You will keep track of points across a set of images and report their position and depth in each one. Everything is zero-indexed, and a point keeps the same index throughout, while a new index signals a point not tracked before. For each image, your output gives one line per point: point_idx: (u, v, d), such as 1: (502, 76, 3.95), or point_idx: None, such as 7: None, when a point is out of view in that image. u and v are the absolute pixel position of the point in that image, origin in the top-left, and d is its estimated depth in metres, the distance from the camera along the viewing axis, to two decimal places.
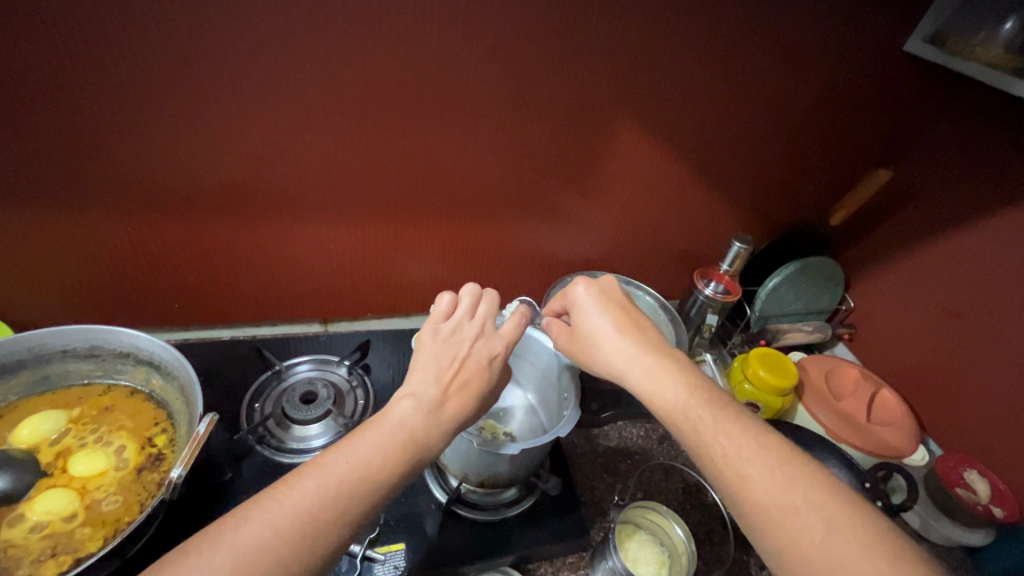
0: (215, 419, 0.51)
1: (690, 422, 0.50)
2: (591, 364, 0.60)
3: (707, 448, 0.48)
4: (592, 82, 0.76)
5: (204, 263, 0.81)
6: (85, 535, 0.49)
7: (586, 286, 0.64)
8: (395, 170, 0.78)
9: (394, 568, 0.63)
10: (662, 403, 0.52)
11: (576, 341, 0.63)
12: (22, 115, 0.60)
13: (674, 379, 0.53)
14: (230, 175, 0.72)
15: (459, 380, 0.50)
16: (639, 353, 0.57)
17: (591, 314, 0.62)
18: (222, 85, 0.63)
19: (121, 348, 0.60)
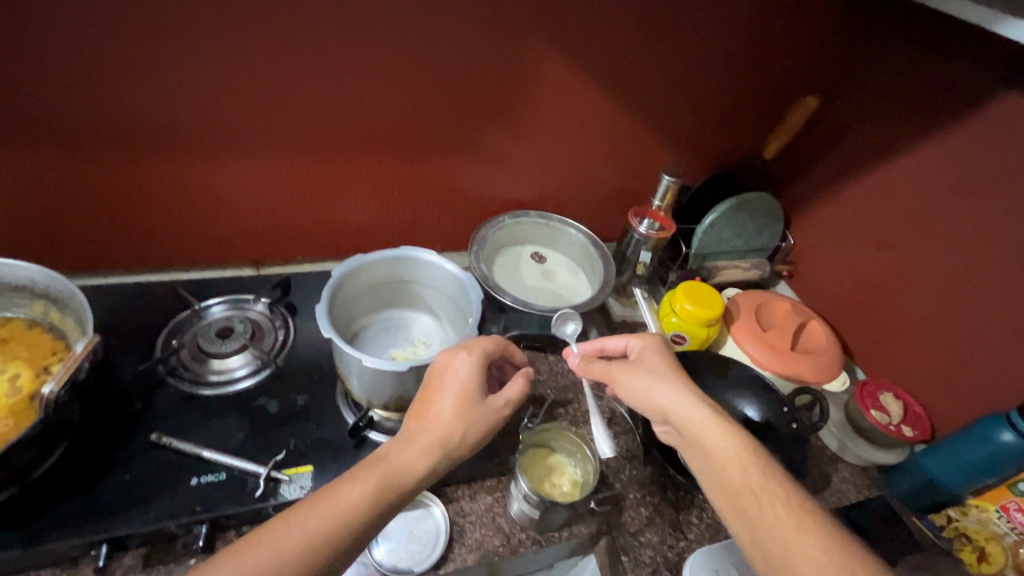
0: (95, 338, 0.53)
1: (748, 479, 0.54)
2: (646, 410, 0.63)
3: (756, 502, 0.53)
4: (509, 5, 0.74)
5: (118, 202, 0.79)
6: None
7: (647, 341, 0.69)
8: (310, 104, 0.76)
9: (299, 487, 0.62)
10: (719, 452, 0.56)
11: (624, 385, 0.65)
12: None
13: (731, 431, 0.58)
14: (133, 105, 0.70)
15: (434, 406, 0.55)
16: (699, 407, 0.60)
17: (652, 361, 0.67)
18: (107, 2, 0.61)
19: (16, 280, 0.60)
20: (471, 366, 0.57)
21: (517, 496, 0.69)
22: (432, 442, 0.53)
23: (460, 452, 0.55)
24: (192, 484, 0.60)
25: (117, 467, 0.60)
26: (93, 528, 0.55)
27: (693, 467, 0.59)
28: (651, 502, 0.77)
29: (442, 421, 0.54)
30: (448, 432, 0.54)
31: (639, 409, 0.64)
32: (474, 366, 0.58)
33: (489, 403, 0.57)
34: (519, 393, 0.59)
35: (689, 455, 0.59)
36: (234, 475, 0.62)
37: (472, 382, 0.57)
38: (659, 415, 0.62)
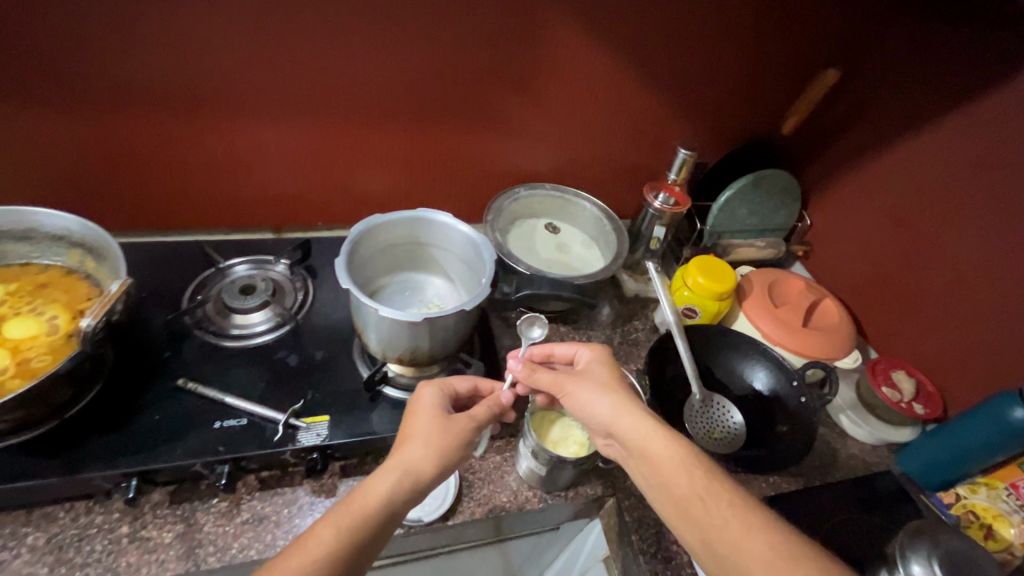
0: (127, 280, 0.56)
1: (688, 483, 0.55)
2: (588, 419, 0.63)
3: (702, 506, 0.53)
4: None
5: (147, 164, 0.82)
6: (12, 385, 0.53)
7: (589, 354, 0.70)
8: (329, 66, 0.78)
9: (316, 434, 0.64)
10: (661, 459, 0.57)
11: (566, 397, 0.65)
12: None
13: (670, 437, 0.58)
14: (160, 66, 0.72)
15: (406, 440, 0.59)
16: (636, 413, 0.60)
17: (596, 371, 0.67)
18: None
19: (51, 229, 0.62)
20: (433, 390, 0.63)
21: (526, 454, 0.71)
22: (402, 475, 0.56)
23: (425, 471, 0.57)
24: (214, 428, 0.63)
25: (145, 408, 0.63)
26: (126, 462, 0.59)
27: (640, 477, 0.58)
28: None
29: (407, 442, 0.59)
30: (412, 450, 0.58)
31: (584, 420, 0.64)
32: (437, 394, 0.64)
33: (453, 421, 0.61)
34: (484, 412, 0.63)
35: (635, 466, 0.59)
36: (253, 420, 0.64)
37: (435, 405, 0.62)
38: (604, 426, 0.62)
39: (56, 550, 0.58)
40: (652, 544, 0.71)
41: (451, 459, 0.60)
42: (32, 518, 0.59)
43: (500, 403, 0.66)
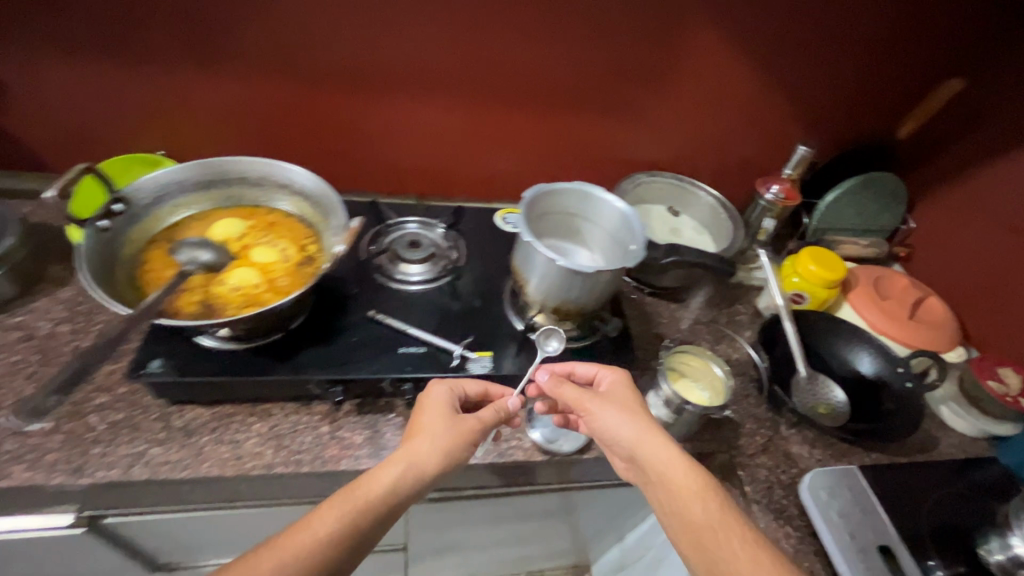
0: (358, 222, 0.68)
1: (705, 517, 0.60)
2: (609, 439, 0.67)
3: (713, 537, 0.59)
4: None
5: (326, 135, 0.95)
6: (267, 298, 0.66)
7: (612, 376, 0.72)
8: (492, 55, 0.88)
9: (483, 365, 0.75)
10: (680, 489, 0.62)
11: (588, 415, 0.68)
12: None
13: (689, 468, 0.63)
14: (362, 49, 0.85)
15: (417, 433, 0.64)
16: (659, 443, 0.65)
17: (618, 394, 0.70)
18: None
19: (280, 178, 0.75)
20: (445, 391, 0.68)
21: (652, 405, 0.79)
22: (408, 468, 0.61)
23: (429, 468, 0.62)
24: (400, 352, 0.75)
25: (345, 331, 0.76)
26: (336, 371, 0.71)
27: (656, 501, 0.64)
28: (765, 433, 0.86)
29: (415, 437, 0.63)
30: (420, 445, 0.62)
31: (603, 439, 0.68)
32: (448, 396, 0.68)
33: (460, 422, 0.66)
34: (490, 416, 0.67)
35: (652, 490, 0.64)
36: (430, 349, 0.76)
37: (445, 405, 0.67)
38: (624, 449, 0.66)
39: (276, 438, 0.71)
40: (761, 496, 0.78)
41: (454, 458, 0.64)
42: (255, 411, 0.73)
43: (507, 408, 0.69)
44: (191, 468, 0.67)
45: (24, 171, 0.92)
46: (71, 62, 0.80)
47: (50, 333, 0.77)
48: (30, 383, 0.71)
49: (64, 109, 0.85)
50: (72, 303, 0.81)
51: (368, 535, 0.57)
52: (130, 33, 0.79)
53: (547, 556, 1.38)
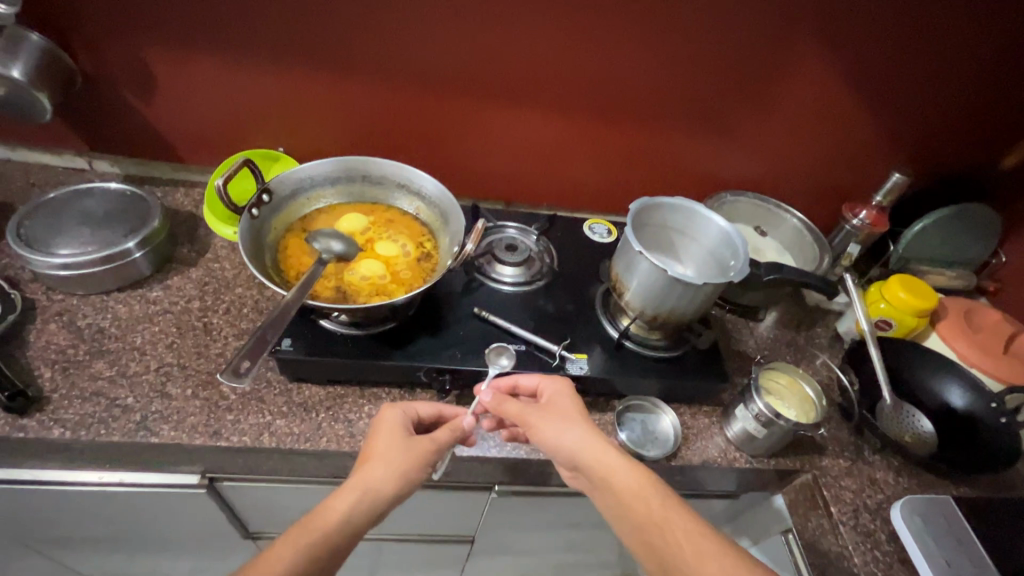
0: (485, 224, 0.73)
1: (653, 517, 0.61)
2: (557, 454, 0.67)
3: (662, 535, 0.60)
4: (780, 8, 0.86)
5: (429, 140, 1.01)
6: (394, 289, 0.72)
7: (552, 386, 0.73)
8: (597, 72, 0.93)
9: (580, 367, 0.79)
10: (627, 492, 0.63)
11: (534, 430, 0.68)
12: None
13: (631, 471, 0.64)
14: (479, 61, 0.91)
15: (368, 456, 0.65)
16: (601, 449, 0.66)
17: (561, 405, 0.70)
18: None
19: (402, 179, 0.81)
20: (394, 412, 0.69)
21: (741, 418, 0.81)
22: (361, 493, 0.61)
23: (385, 490, 0.63)
24: (503, 348, 0.79)
25: (451, 324, 0.81)
26: (445, 362, 0.76)
27: (605, 506, 0.65)
28: (849, 456, 0.86)
29: (370, 461, 0.64)
30: (373, 469, 0.63)
31: (549, 453, 0.68)
32: (399, 418, 0.69)
33: (414, 443, 0.67)
34: (443, 436, 0.68)
35: (600, 497, 0.65)
36: (529, 348, 0.81)
37: (399, 427, 0.68)
38: (569, 460, 0.67)
39: None
40: (847, 517, 0.78)
41: (410, 479, 0.65)
42: (364, 394, 0.78)
43: (461, 428, 0.71)
44: (311, 441, 0.72)
45: (158, 160, 1.02)
46: (219, 64, 0.89)
47: (185, 308, 0.84)
48: (170, 352, 0.78)
49: (201, 107, 0.94)
50: (201, 282, 0.89)
51: (330, 557, 0.58)
52: (271, 41, 0.87)
53: (595, 567, 1.39)
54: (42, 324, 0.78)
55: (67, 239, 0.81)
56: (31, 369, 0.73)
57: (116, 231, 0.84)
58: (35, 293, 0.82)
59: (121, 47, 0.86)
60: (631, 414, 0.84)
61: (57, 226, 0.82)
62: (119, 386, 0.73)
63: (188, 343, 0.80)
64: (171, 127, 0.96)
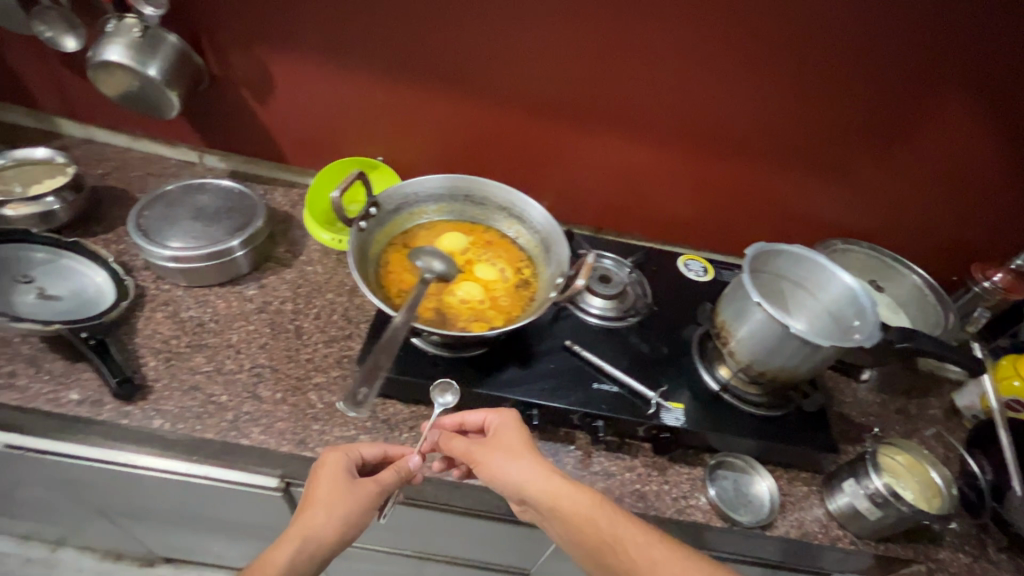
0: (597, 255, 0.70)
1: (602, 540, 0.59)
2: (506, 493, 0.64)
3: (615, 556, 0.59)
4: (927, 51, 0.80)
5: (528, 159, 1.01)
6: (493, 315, 0.70)
7: (494, 419, 0.69)
8: (714, 106, 0.90)
9: (676, 417, 0.74)
10: (577, 518, 0.61)
11: (481, 469, 0.65)
12: (483, 19, 0.84)
13: (578, 499, 0.62)
14: (596, 84, 0.89)
15: (306, 505, 0.62)
16: (545, 479, 0.63)
17: (507, 439, 0.67)
18: (618, 12, 0.81)
19: (505, 202, 0.79)
20: (335, 455, 0.64)
21: (849, 491, 0.74)
22: (301, 541, 0.59)
23: (329, 535, 0.60)
24: (594, 388, 0.75)
25: (542, 356, 0.78)
26: (535, 396, 0.73)
27: (560, 538, 0.62)
28: (970, 552, 0.77)
29: (310, 507, 0.61)
30: (314, 515, 0.61)
31: (498, 488, 0.65)
32: (340, 461, 0.65)
33: (357, 485, 0.63)
34: (387, 476, 0.64)
35: (552, 528, 0.62)
36: (622, 391, 0.76)
37: (339, 468, 0.64)
38: (518, 495, 0.64)
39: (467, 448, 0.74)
40: None
41: (357, 519, 0.63)
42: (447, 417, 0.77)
43: (408, 467, 0.66)
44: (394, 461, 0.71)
45: (262, 159, 1.05)
46: (339, 72, 0.91)
47: (278, 309, 0.86)
48: (262, 352, 0.79)
49: (314, 113, 0.96)
50: (294, 284, 0.90)
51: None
52: (393, 55, 0.89)
53: None
54: (149, 313, 0.81)
55: (180, 232, 0.84)
56: (138, 357, 0.75)
57: (223, 229, 0.86)
58: (146, 281, 0.85)
59: (249, 50, 0.89)
60: (724, 470, 0.78)
61: (171, 218, 0.86)
62: (214, 382, 0.75)
63: (280, 345, 0.81)
64: (281, 130, 0.99)
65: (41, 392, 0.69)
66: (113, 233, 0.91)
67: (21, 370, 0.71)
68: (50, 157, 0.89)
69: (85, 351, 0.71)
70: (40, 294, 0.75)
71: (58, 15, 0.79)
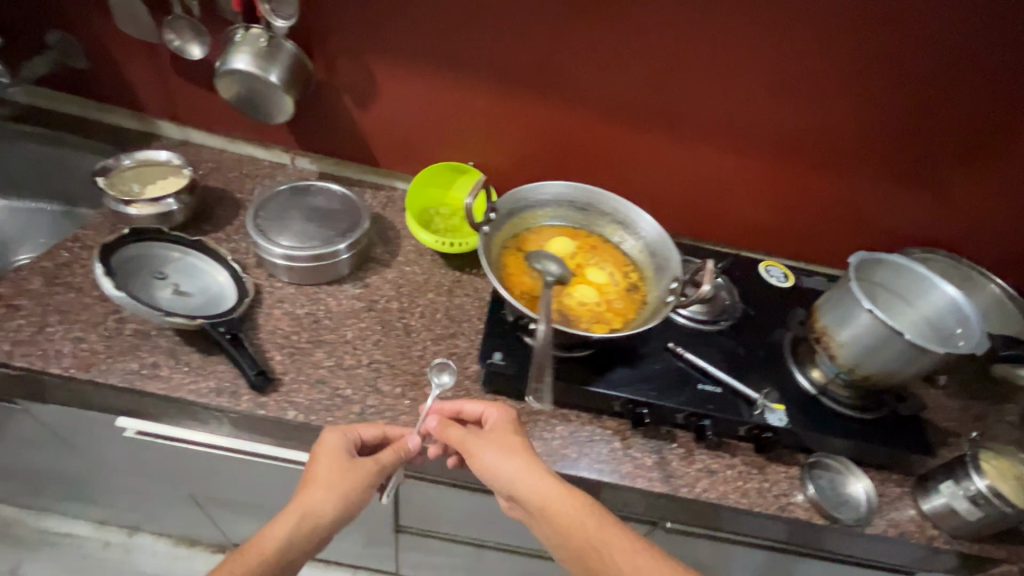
0: (715, 260, 0.73)
1: (585, 541, 0.63)
2: (494, 484, 0.68)
3: (594, 557, 0.63)
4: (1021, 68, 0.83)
5: (614, 166, 1.04)
6: (611, 317, 0.74)
7: (495, 415, 0.72)
8: (805, 117, 0.93)
9: (779, 419, 0.78)
10: (562, 518, 0.64)
11: (472, 459, 0.69)
12: (590, 33, 0.88)
13: (564, 500, 0.65)
14: (690, 95, 0.93)
15: (306, 485, 0.66)
16: (535, 477, 0.66)
17: (502, 435, 0.70)
18: (721, 28, 0.86)
19: (608, 208, 0.83)
20: (335, 437, 0.68)
21: (946, 493, 0.76)
22: (299, 520, 0.64)
23: (327, 514, 0.65)
24: (699, 389, 0.79)
25: (646, 357, 0.81)
26: (644, 395, 0.77)
27: (541, 531, 0.66)
28: None
29: (310, 487, 0.66)
30: (313, 495, 0.65)
31: (488, 479, 0.69)
32: (340, 443, 0.69)
33: (357, 467, 0.67)
34: (387, 458, 0.69)
35: (537, 525, 0.66)
36: (724, 391, 0.80)
37: (339, 452, 0.68)
38: (508, 490, 0.67)
39: (577, 443, 0.78)
40: None
41: (353, 500, 0.67)
42: (555, 414, 0.80)
43: (407, 448, 0.70)
44: None
45: (353, 163, 1.08)
46: (441, 80, 0.95)
47: (385, 307, 0.89)
48: (376, 349, 0.83)
49: (412, 120, 1.00)
50: (396, 284, 0.94)
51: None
52: (497, 65, 0.93)
53: None
54: (268, 309, 0.85)
55: (293, 233, 0.88)
56: (264, 351, 0.79)
57: (333, 231, 0.90)
58: (260, 279, 0.89)
59: (358, 58, 0.93)
60: (820, 470, 0.81)
61: (283, 219, 0.90)
62: (337, 376, 0.79)
63: (392, 342, 0.85)
64: (377, 135, 1.03)
65: (183, 383, 0.74)
66: (223, 232, 0.95)
67: (163, 362, 0.75)
68: (170, 160, 0.95)
69: (222, 345, 0.75)
70: (175, 290, 0.80)
71: (187, 24, 0.86)
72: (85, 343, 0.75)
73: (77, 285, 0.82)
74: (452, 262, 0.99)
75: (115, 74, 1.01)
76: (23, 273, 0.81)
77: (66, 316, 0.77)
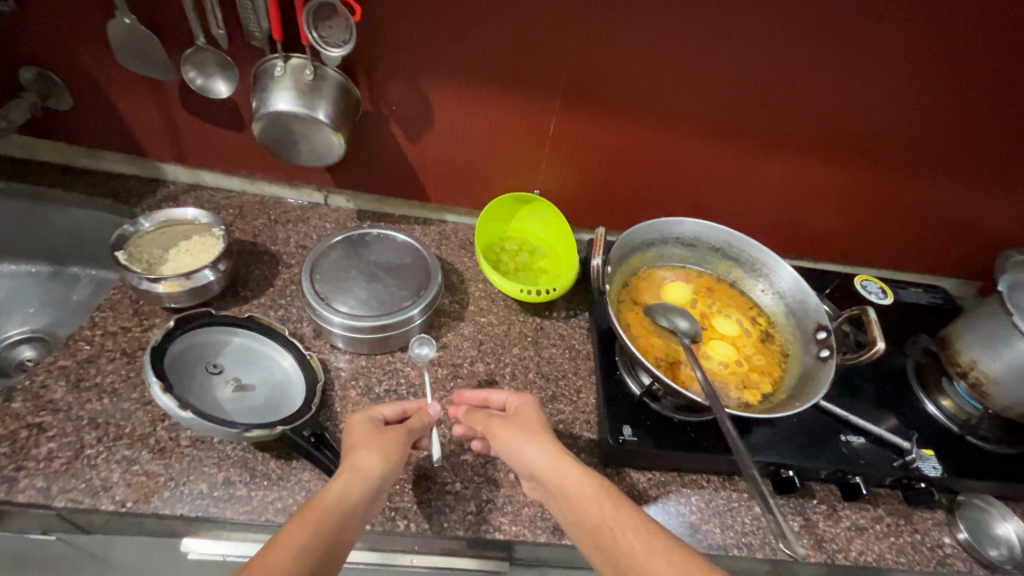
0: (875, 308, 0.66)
1: (602, 514, 0.54)
2: (517, 466, 0.61)
3: (611, 536, 0.53)
4: None
5: (695, 182, 0.94)
6: (758, 377, 0.67)
7: (515, 400, 0.67)
8: (917, 126, 0.84)
9: (934, 468, 0.72)
10: (577, 495, 0.56)
11: (496, 438, 0.62)
12: (689, 50, 0.76)
13: (585, 475, 0.58)
14: (793, 107, 0.83)
15: (348, 449, 0.57)
16: (554, 455, 0.59)
17: (526, 417, 0.64)
18: (841, 40, 0.75)
19: (721, 244, 0.74)
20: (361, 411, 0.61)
21: None
22: (354, 470, 0.54)
23: (376, 472, 0.55)
24: (844, 442, 0.73)
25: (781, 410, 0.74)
26: (794, 457, 0.69)
27: (562, 517, 0.57)
28: None
29: (351, 451, 0.56)
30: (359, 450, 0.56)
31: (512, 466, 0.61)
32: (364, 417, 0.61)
33: (389, 431, 0.59)
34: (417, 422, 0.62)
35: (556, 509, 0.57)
36: (868, 442, 0.73)
37: (368, 420, 0.60)
38: (529, 475, 0.59)
39: (719, 514, 0.69)
40: None
41: (394, 469, 0.57)
42: (686, 481, 0.72)
43: (430, 415, 0.65)
44: None
45: (399, 198, 0.95)
46: (508, 102, 0.82)
47: (471, 371, 0.78)
48: None
49: (472, 147, 0.88)
50: (476, 340, 0.82)
51: (344, 537, 0.49)
52: (574, 86, 0.81)
53: None
54: (342, 391, 0.73)
55: (358, 296, 0.76)
56: None
57: (404, 291, 0.77)
58: (323, 352, 0.77)
59: (414, 85, 0.79)
60: (967, 513, 0.74)
61: (344, 280, 0.77)
62: (440, 467, 0.69)
63: None
64: (431, 167, 0.90)
65: (267, 502, 0.62)
66: (267, 297, 0.81)
67: (237, 478, 0.63)
68: (195, 217, 0.80)
69: (309, 453, 0.63)
70: (237, 385, 0.67)
71: (212, 58, 0.74)
72: (137, 466, 0.62)
73: (110, 387, 0.67)
74: (529, 308, 0.88)
75: (108, 115, 0.85)
76: (40, 380, 0.66)
77: (106, 431, 0.64)
